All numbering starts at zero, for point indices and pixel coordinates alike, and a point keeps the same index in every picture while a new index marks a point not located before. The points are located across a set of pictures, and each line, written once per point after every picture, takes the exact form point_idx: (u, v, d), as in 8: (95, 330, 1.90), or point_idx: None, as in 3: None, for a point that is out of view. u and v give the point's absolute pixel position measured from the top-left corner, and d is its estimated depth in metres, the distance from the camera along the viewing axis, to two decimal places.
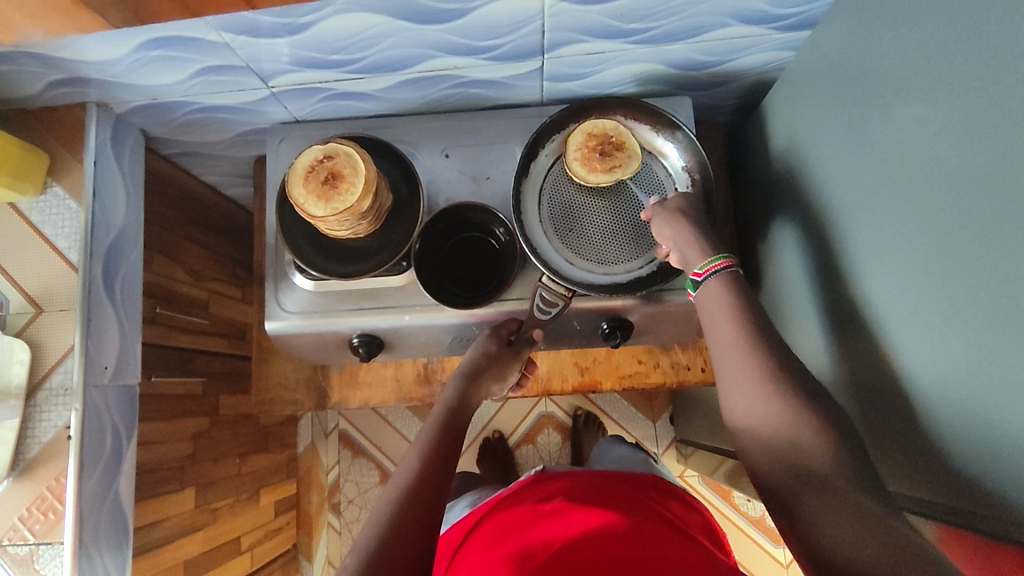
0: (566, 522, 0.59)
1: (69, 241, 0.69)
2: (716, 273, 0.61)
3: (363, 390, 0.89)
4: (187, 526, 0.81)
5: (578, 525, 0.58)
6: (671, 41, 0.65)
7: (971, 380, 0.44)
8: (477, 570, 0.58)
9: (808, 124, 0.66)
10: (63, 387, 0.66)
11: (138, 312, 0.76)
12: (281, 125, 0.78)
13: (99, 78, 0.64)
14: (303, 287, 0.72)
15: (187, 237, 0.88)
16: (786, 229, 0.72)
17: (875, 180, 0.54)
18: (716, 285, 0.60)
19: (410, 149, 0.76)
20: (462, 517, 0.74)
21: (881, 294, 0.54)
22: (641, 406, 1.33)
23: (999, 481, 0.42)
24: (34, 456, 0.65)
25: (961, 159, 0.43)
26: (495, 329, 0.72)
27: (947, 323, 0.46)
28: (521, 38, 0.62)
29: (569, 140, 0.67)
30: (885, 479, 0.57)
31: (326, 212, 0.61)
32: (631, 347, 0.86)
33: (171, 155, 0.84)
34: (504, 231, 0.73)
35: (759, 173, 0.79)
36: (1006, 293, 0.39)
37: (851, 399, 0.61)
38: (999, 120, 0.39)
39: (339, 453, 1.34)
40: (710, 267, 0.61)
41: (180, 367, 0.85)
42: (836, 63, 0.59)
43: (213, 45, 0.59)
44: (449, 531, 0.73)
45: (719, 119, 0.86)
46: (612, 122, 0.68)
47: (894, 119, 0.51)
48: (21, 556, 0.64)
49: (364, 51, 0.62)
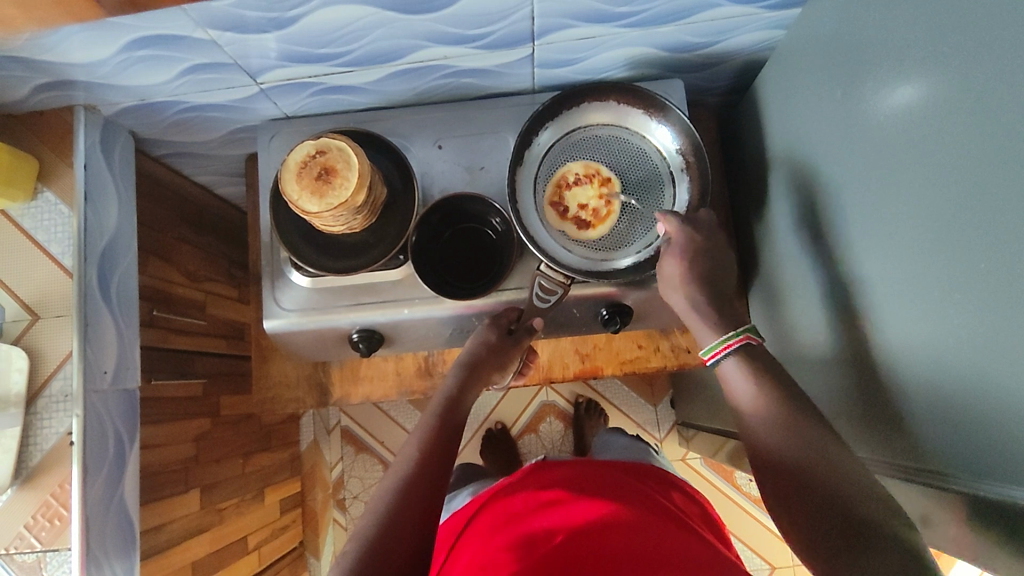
0: (567, 511, 0.59)
1: (62, 246, 0.68)
2: (730, 353, 0.58)
3: (365, 386, 0.89)
4: (193, 528, 0.81)
5: (579, 515, 0.58)
6: (661, 23, 0.65)
7: (969, 353, 0.44)
8: (477, 560, 0.58)
9: (800, 102, 0.65)
10: (63, 393, 0.66)
11: (135, 316, 0.75)
12: (272, 121, 0.77)
13: (86, 80, 0.64)
14: (300, 284, 0.72)
15: (181, 237, 0.87)
16: (780, 209, 0.73)
17: (869, 155, 0.54)
18: (731, 363, 0.58)
19: (403, 141, 0.75)
20: (464, 504, 0.75)
21: (879, 271, 0.54)
22: (641, 390, 1.34)
23: (1001, 449, 0.42)
24: (37, 464, 0.65)
25: (954, 130, 0.43)
26: (495, 320, 0.72)
27: (946, 295, 0.45)
28: (510, 25, 0.62)
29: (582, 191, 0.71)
30: (883, 453, 0.57)
31: (320, 208, 0.60)
32: (631, 332, 0.86)
33: (162, 156, 0.83)
34: (500, 221, 0.72)
35: (753, 153, 0.79)
36: (1003, 263, 0.39)
37: (849, 377, 0.61)
38: (996, 90, 0.39)
39: (342, 449, 1.33)
40: (721, 349, 0.59)
41: (178, 369, 0.84)
42: (826, 40, 0.59)
43: (200, 42, 0.58)
44: (449, 520, 0.73)
45: (711, 100, 0.86)
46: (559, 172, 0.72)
47: (886, 94, 0.51)
48: (28, 563, 0.64)
49: (352, 43, 0.61)
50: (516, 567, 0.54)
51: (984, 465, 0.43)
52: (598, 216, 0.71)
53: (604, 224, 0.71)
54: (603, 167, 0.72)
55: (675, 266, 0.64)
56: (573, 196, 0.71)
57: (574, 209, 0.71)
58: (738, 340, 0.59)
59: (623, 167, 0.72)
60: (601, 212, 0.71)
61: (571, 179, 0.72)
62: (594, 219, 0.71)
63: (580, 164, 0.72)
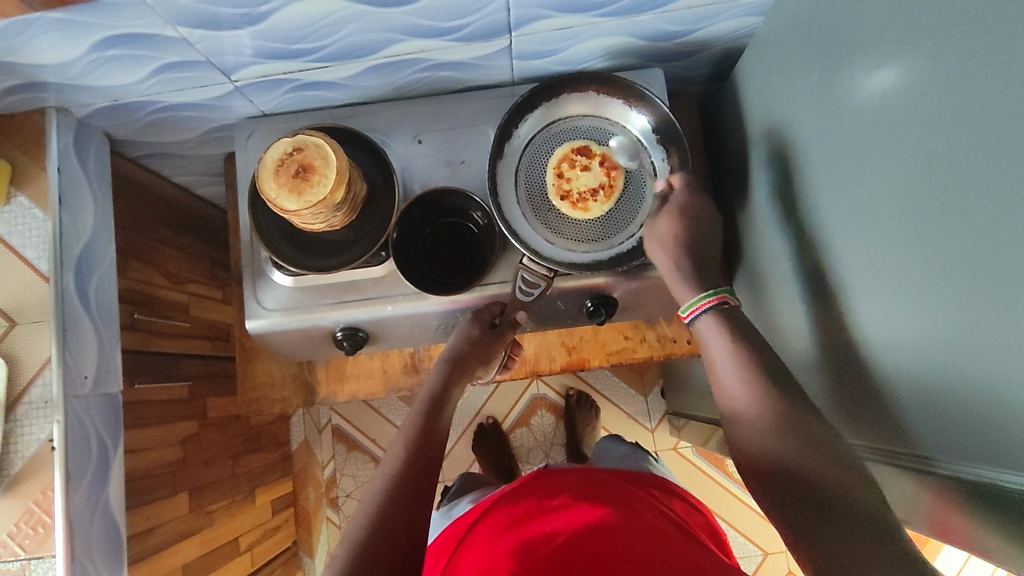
0: (570, 514, 0.59)
1: (38, 251, 0.67)
2: (704, 311, 0.60)
3: (351, 383, 0.89)
4: (182, 531, 0.80)
5: (582, 519, 0.58)
6: (639, 12, 0.64)
7: (948, 337, 0.44)
8: (480, 566, 0.58)
9: (778, 89, 0.65)
10: (44, 399, 0.65)
11: (114, 321, 0.74)
12: (249, 119, 0.76)
13: (57, 81, 0.63)
14: (282, 284, 0.71)
15: (161, 239, 0.87)
16: (761, 198, 0.73)
17: (847, 141, 0.54)
18: (706, 320, 0.59)
19: (382, 137, 0.75)
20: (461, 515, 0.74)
21: (858, 257, 0.54)
22: (632, 381, 1.35)
23: (985, 433, 0.42)
24: (18, 472, 0.64)
25: (929, 114, 0.43)
26: (478, 314, 0.72)
27: (924, 279, 0.46)
28: (486, 16, 0.61)
29: (590, 174, 0.70)
30: (864, 437, 0.58)
31: (299, 205, 0.59)
32: (617, 323, 0.87)
33: (138, 158, 0.82)
34: (481, 215, 0.72)
35: (735, 142, 0.79)
36: (978, 246, 0.40)
37: (832, 363, 0.61)
38: (968, 74, 0.39)
39: (333, 448, 1.33)
40: (695, 307, 0.60)
41: (163, 372, 0.83)
42: (803, 26, 0.59)
43: (171, 40, 0.57)
44: (445, 530, 0.72)
45: (692, 89, 0.86)
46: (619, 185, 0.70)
47: (862, 79, 0.51)
48: (13, 572, 0.63)
49: (327, 38, 0.61)
50: (517, 569, 0.54)
51: (966, 447, 0.44)
52: (577, 154, 0.71)
53: (552, 155, 0.72)
54: (566, 214, 0.71)
55: (668, 224, 0.65)
56: (595, 177, 0.70)
57: (595, 166, 0.71)
58: (710, 299, 0.60)
59: (580, 201, 0.70)
60: (572, 159, 0.71)
61: (601, 194, 0.70)
62: (582, 155, 0.71)
63: (585, 214, 0.70)
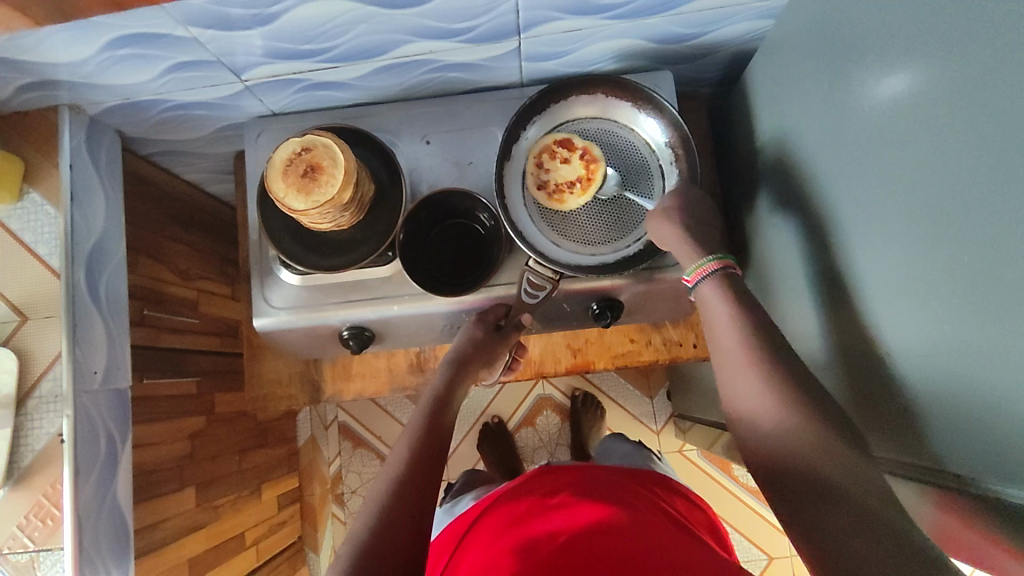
0: (571, 513, 0.59)
1: (49, 247, 0.69)
2: (707, 277, 0.60)
3: (357, 382, 0.89)
4: (189, 525, 0.81)
5: (583, 517, 0.58)
6: (649, 14, 0.64)
7: (958, 346, 0.43)
8: (482, 564, 0.58)
9: (789, 92, 0.65)
10: (54, 394, 0.66)
11: (125, 317, 0.76)
12: (259, 118, 0.77)
13: (70, 80, 0.63)
14: (290, 283, 0.72)
15: (172, 236, 0.87)
16: (771, 202, 0.72)
17: (857, 147, 0.53)
18: (709, 287, 0.59)
19: (391, 137, 0.75)
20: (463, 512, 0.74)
21: (868, 263, 0.54)
22: (638, 382, 1.34)
23: (993, 444, 0.41)
24: (28, 464, 0.65)
25: (939, 123, 0.42)
26: (482, 316, 0.72)
27: (933, 288, 0.45)
28: (496, 17, 0.61)
29: (567, 166, 0.70)
30: (874, 444, 0.57)
31: (307, 205, 0.60)
32: (623, 325, 0.86)
33: (150, 155, 0.83)
34: (488, 216, 0.72)
35: (745, 145, 0.78)
36: (988, 255, 0.39)
37: (841, 370, 0.61)
38: (980, 84, 0.39)
39: (339, 445, 1.34)
40: (699, 272, 0.60)
41: (172, 367, 0.84)
42: (814, 30, 0.58)
43: (182, 40, 0.58)
44: (446, 529, 0.72)
45: (702, 92, 0.85)
46: (597, 181, 0.69)
47: (873, 86, 0.50)
48: (22, 563, 0.64)
49: (336, 39, 0.61)
50: (518, 568, 0.54)
51: (974, 457, 0.43)
52: (559, 145, 0.70)
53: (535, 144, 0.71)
54: (542, 205, 0.70)
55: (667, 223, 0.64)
56: (574, 170, 0.70)
57: (575, 159, 0.70)
58: (714, 265, 0.60)
59: (555, 193, 0.70)
60: (553, 149, 0.70)
61: (577, 187, 0.69)
62: (565, 147, 0.70)
63: (559, 206, 0.70)
